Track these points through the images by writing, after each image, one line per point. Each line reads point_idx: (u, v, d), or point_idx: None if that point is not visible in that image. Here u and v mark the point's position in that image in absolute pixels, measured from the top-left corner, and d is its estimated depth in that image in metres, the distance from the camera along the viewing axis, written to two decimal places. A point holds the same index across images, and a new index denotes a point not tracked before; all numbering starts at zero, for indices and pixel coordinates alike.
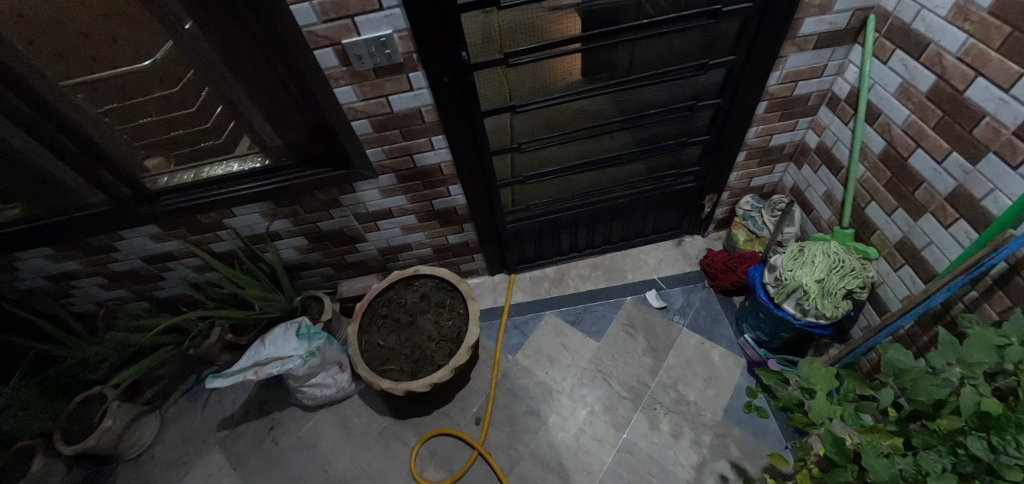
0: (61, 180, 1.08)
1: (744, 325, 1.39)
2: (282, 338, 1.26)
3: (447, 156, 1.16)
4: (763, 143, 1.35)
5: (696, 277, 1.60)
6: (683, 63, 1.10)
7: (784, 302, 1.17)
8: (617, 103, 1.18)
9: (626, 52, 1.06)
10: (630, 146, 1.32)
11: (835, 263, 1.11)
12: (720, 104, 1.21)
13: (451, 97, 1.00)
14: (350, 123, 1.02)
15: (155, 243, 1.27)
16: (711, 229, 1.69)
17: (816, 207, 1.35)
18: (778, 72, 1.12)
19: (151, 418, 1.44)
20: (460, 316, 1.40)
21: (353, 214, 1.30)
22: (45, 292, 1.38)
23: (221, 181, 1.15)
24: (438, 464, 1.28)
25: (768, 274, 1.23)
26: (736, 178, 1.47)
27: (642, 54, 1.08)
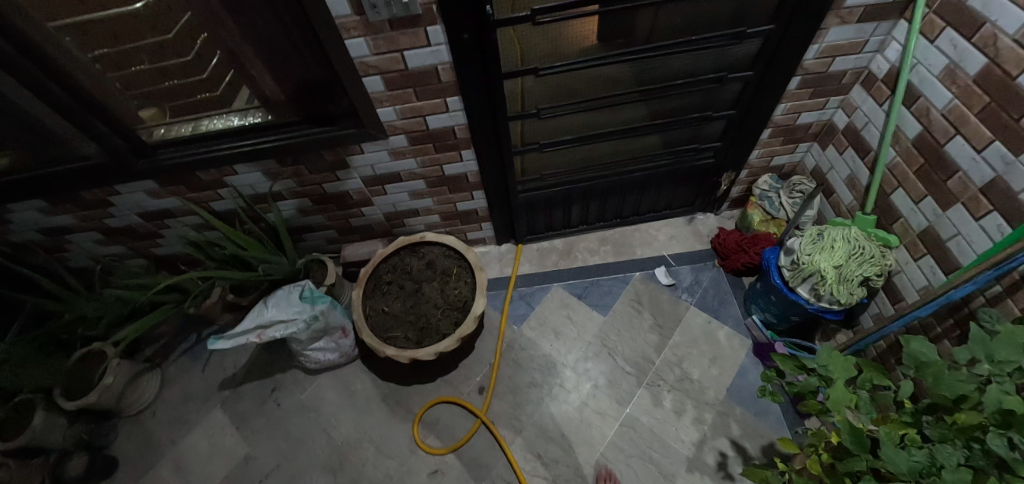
0: (50, 127, 1.00)
1: (753, 306, 1.38)
2: (285, 300, 1.25)
3: (460, 119, 1.10)
4: (790, 121, 1.29)
5: (707, 256, 1.58)
6: (717, 32, 1.02)
7: (799, 286, 1.15)
8: (638, 73, 1.11)
9: (654, 17, 0.97)
10: (648, 119, 1.26)
11: (854, 250, 1.10)
12: (750, 77, 1.15)
13: (469, 56, 0.93)
14: (361, 80, 0.95)
15: (153, 200, 1.20)
16: (725, 207, 1.66)
17: (837, 191, 1.31)
18: (817, 45, 1.06)
19: (152, 376, 1.43)
20: (466, 286, 1.38)
21: (360, 177, 1.24)
22: (38, 246, 1.33)
23: (220, 136, 1.09)
24: (440, 431, 1.30)
25: (784, 256, 1.21)
26: (758, 156, 1.42)
27: (671, 20, 0.99)
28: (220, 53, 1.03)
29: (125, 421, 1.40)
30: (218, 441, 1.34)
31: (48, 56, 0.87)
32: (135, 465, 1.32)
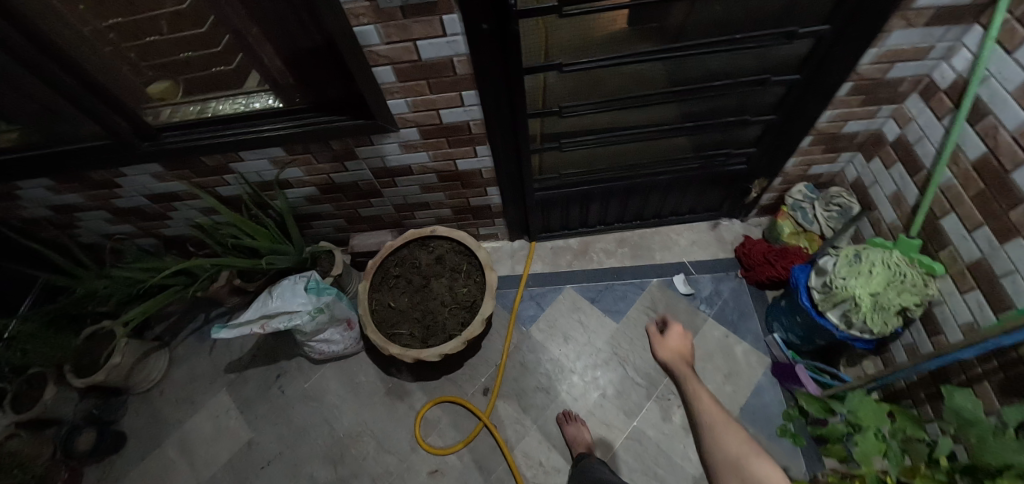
0: (53, 105, 0.97)
1: (774, 323, 1.31)
2: (289, 291, 1.22)
3: (476, 113, 1.03)
4: (834, 129, 1.19)
5: (729, 265, 1.50)
6: (764, 30, 0.92)
7: (828, 311, 1.08)
8: (673, 72, 1.02)
9: (693, 12, 0.88)
10: (679, 120, 1.17)
11: (893, 277, 1.02)
12: (797, 81, 1.04)
13: (488, 49, 0.85)
14: (371, 70, 0.89)
15: (159, 183, 1.17)
16: (752, 214, 1.56)
17: (879, 208, 1.22)
18: (876, 49, 0.95)
19: (160, 355, 1.44)
20: (476, 285, 1.34)
21: (369, 168, 1.19)
22: (48, 222, 1.32)
23: (226, 121, 1.04)
24: (442, 431, 1.28)
25: (816, 277, 1.13)
26: (795, 164, 1.32)
27: (712, 15, 0.89)
28: (227, 33, 0.97)
29: (134, 398, 1.42)
30: (223, 424, 1.35)
31: (46, 34, 0.82)
32: (143, 442, 1.35)
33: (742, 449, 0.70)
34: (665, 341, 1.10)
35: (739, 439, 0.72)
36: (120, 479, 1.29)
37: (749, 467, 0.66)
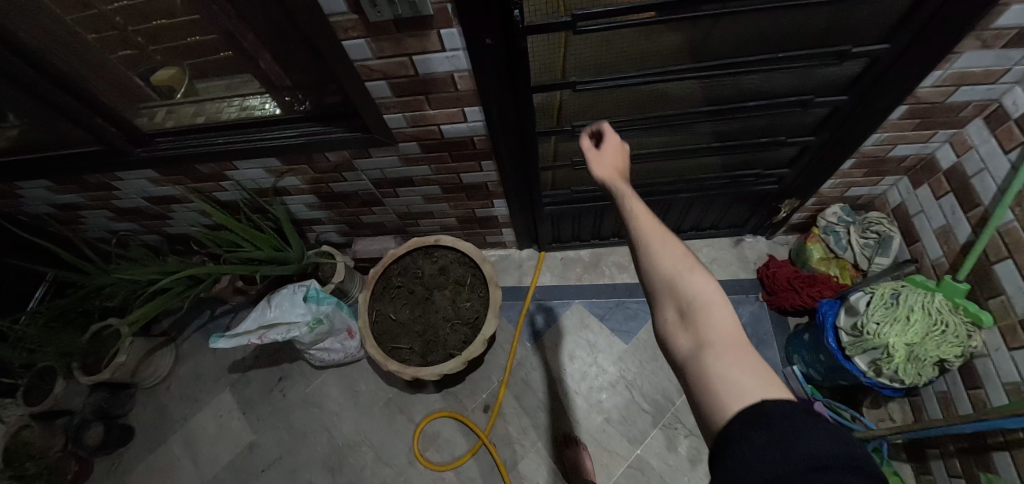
0: (43, 111, 0.93)
1: (794, 356, 1.23)
2: (288, 301, 1.18)
3: (482, 129, 0.95)
4: (879, 153, 1.07)
5: (750, 287, 1.41)
6: (812, 48, 0.81)
7: (856, 356, 1.00)
8: (705, 90, 0.92)
9: (727, 28, 0.78)
10: (707, 139, 1.08)
11: (932, 327, 0.93)
12: (844, 102, 0.94)
13: (494, 66, 0.77)
14: (365, 84, 0.82)
15: (155, 187, 1.14)
16: (779, 232, 1.46)
17: (923, 241, 1.11)
18: (940, 71, 0.82)
19: (167, 351, 1.45)
20: (480, 300, 1.29)
21: (369, 178, 1.13)
22: (53, 218, 1.32)
23: (220, 127, 1.01)
24: (440, 446, 1.27)
25: (845, 317, 1.04)
26: (831, 186, 1.21)
27: (748, 30, 0.79)
28: (215, 33, 0.91)
29: (141, 392, 1.44)
30: (226, 424, 1.37)
31: None
32: (150, 436, 1.37)
33: (672, 262, 0.52)
34: (598, 154, 0.67)
35: (670, 248, 0.53)
36: (127, 472, 1.33)
37: (683, 289, 0.50)
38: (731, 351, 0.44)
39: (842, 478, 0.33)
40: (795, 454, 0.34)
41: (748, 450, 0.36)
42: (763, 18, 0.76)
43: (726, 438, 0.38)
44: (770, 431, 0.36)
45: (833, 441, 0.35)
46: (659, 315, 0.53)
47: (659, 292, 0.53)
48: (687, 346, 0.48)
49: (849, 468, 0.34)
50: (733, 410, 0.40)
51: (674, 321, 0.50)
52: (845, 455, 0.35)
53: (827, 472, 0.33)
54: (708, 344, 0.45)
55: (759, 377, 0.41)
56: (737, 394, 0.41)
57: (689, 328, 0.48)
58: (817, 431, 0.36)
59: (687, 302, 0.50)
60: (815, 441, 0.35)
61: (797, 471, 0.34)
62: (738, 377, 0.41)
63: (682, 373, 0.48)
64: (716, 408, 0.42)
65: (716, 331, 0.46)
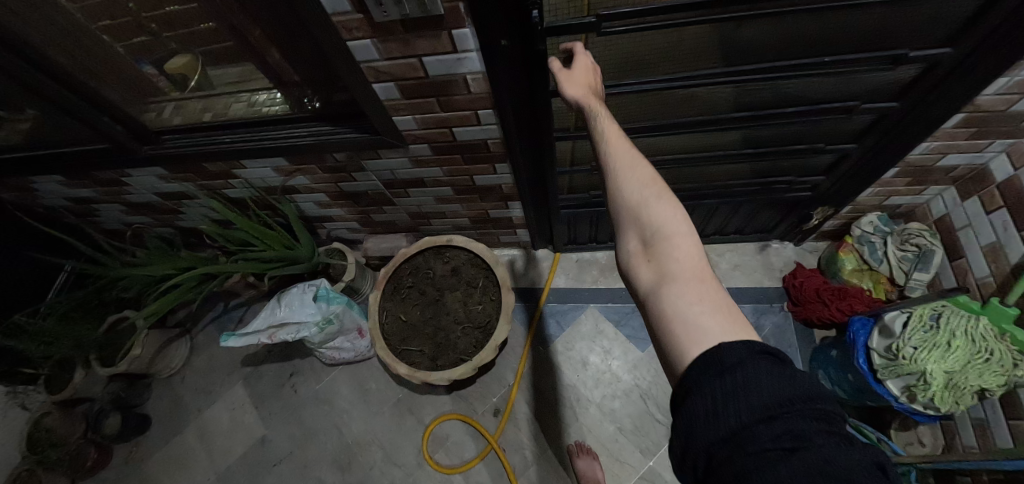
0: (51, 108, 0.92)
1: (819, 372, 1.18)
2: (298, 301, 1.16)
3: (496, 132, 0.90)
4: (926, 162, 0.99)
5: (774, 297, 1.34)
6: (863, 53, 0.74)
7: (889, 380, 0.94)
8: (739, 95, 0.86)
9: (767, 29, 0.71)
10: (737, 145, 1.02)
11: (975, 354, 0.86)
12: (894, 109, 0.86)
13: (509, 70, 0.71)
14: (372, 86, 0.77)
15: (165, 184, 1.13)
16: (808, 239, 1.38)
17: (969, 257, 1.03)
18: (1007, 78, 0.74)
19: (182, 343, 1.46)
20: (491, 303, 1.25)
21: (379, 179, 1.09)
22: (68, 210, 1.32)
23: (228, 126, 0.98)
24: (449, 449, 1.26)
25: (879, 337, 0.98)
26: (870, 194, 1.13)
27: (789, 31, 0.72)
28: (218, 27, 0.87)
29: (157, 382, 1.47)
30: (239, 417, 1.38)
31: None
32: (165, 426, 1.40)
33: (642, 194, 0.53)
34: (571, 78, 0.66)
35: (641, 178, 0.54)
36: (145, 460, 1.36)
37: (649, 214, 0.52)
38: (692, 284, 0.47)
39: (796, 424, 0.34)
40: (752, 405, 0.36)
41: (709, 403, 0.37)
42: (807, 19, 0.69)
43: (688, 383, 0.40)
44: (731, 379, 0.37)
45: (788, 387, 0.37)
46: (624, 243, 0.55)
47: (625, 222, 0.55)
48: (649, 276, 0.50)
49: (803, 412, 0.36)
50: (693, 350, 0.42)
51: (637, 250, 0.53)
52: (800, 401, 0.36)
53: (782, 420, 0.35)
54: (670, 276, 0.48)
55: (720, 316, 0.43)
56: (694, 329, 0.43)
57: (651, 257, 0.51)
58: (774, 376, 0.37)
59: (652, 232, 0.52)
60: (776, 384, 0.36)
61: (757, 420, 0.35)
62: (698, 313, 0.43)
63: (643, 301, 0.51)
64: (677, 343, 0.44)
65: (676, 260, 0.49)
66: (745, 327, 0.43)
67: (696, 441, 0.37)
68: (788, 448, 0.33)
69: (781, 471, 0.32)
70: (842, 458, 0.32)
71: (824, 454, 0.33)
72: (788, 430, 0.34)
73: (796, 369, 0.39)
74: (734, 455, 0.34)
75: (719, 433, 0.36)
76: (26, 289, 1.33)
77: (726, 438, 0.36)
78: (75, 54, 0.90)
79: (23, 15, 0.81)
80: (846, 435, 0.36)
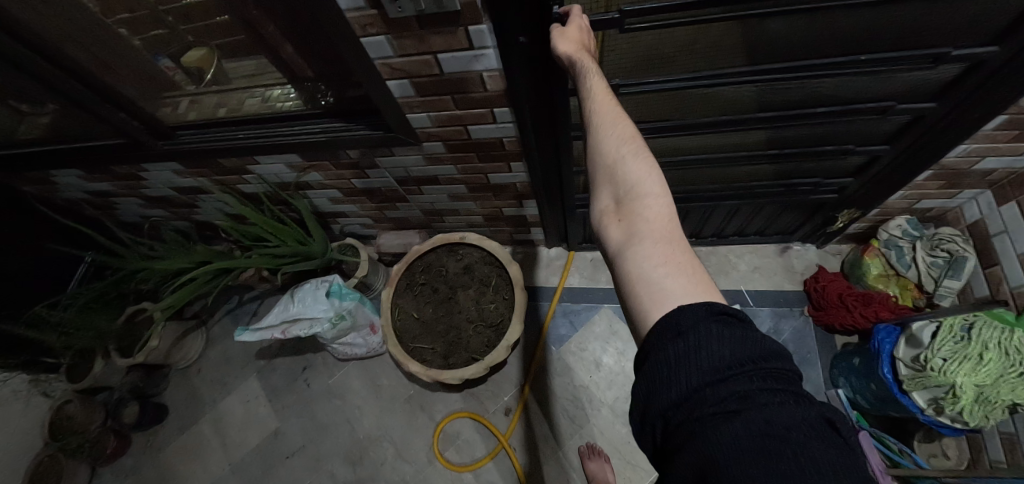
0: (68, 104, 0.93)
1: (841, 379, 1.15)
2: (311, 297, 1.16)
3: (511, 130, 0.88)
4: (962, 165, 0.94)
5: (795, 300, 1.31)
6: (901, 52, 0.70)
7: (914, 391, 0.91)
8: (765, 95, 0.83)
9: (800, 27, 0.68)
10: (762, 145, 0.99)
11: (1009, 367, 0.83)
12: (931, 110, 0.82)
13: (526, 67, 0.69)
14: (386, 83, 0.76)
15: (180, 179, 1.14)
16: (832, 241, 1.34)
17: (1004, 265, 0.99)
18: None
19: (198, 335, 1.48)
20: (504, 302, 1.24)
21: (393, 176, 1.08)
22: (89, 203, 1.34)
23: (241, 121, 0.98)
24: (460, 447, 1.26)
25: (904, 347, 0.95)
26: (900, 197, 1.09)
27: (824, 29, 0.68)
28: (232, 22, 0.86)
29: (174, 373, 1.49)
30: (253, 409, 1.40)
31: None
32: (183, 416, 1.43)
33: (619, 150, 0.53)
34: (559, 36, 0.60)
35: (620, 134, 0.53)
36: (164, 448, 1.40)
37: (623, 171, 0.52)
38: (659, 245, 0.46)
39: (742, 385, 0.34)
40: (702, 369, 0.35)
41: (662, 368, 0.37)
42: (844, 16, 0.66)
43: (646, 348, 0.40)
44: (683, 342, 0.37)
45: (740, 349, 0.36)
46: (596, 200, 0.55)
47: (600, 179, 0.55)
48: (618, 235, 0.50)
49: (753, 373, 0.35)
50: (652, 309, 0.42)
51: (608, 207, 0.53)
52: (751, 363, 0.35)
53: (731, 382, 0.34)
54: (637, 234, 0.48)
55: (683, 277, 0.43)
56: (658, 289, 0.43)
57: (621, 215, 0.51)
58: (726, 338, 0.36)
59: (626, 190, 0.51)
60: (724, 346, 0.36)
61: (704, 382, 0.35)
62: (662, 274, 0.43)
63: (609, 259, 0.51)
64: (640, 303, 0.44)
65: (646, 218, 0.48)
66: (708, 290, 0.43)
67: (651, 407, 0.37)
68: (733, 410, 0.33)
69: (725, 432, 0.31)
70: (787, 418, 0.32)
71: (767, 414, 0.32)
72: (736, 391, 0.33)
73: (749, 329, 0.38)
74: (684, 420, 0.34)
75: (672, 398, 0.35)
76: (48, 280, 1.36)
77: (679, 402, 0.35)
78: (92, 49, 0.90)
79: (41, 11, 0.81)
80: (798, 392, 0.35)
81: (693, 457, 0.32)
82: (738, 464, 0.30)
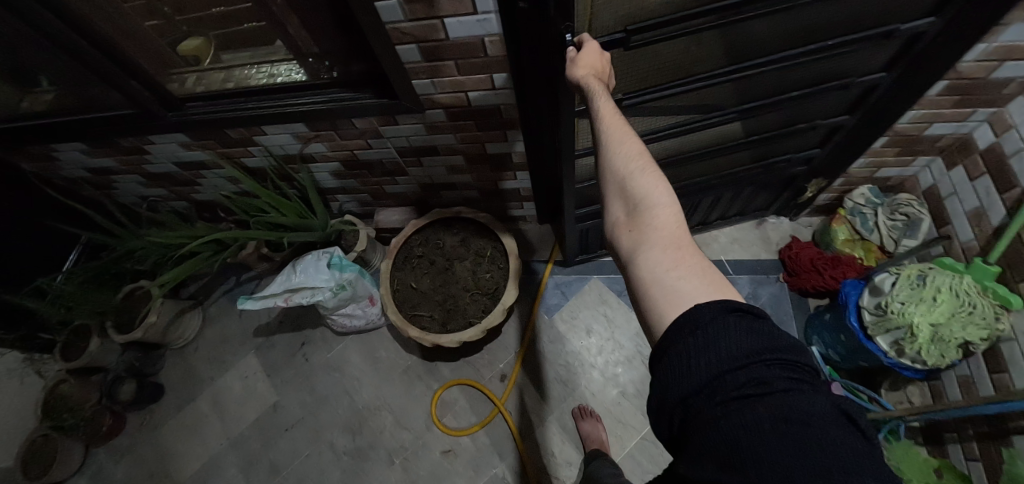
0: (79, 74, 0.96)
1: (814, 336, 1.24)
2: (313, 267, 1.20)
3: (509, 97, 0.94)
4: (914, 131, 1.04)
5: (771, 268, 1.40)
6: (854, 34, 0.80)
7: (878, 336, 0.99)
8: (740, 91, 0.93)
9: (774, 23, 0.76)
10: (737, 135, 1.08)
11: (960, 307, 0.91)
12: (882, 81, 0.93)
13: (527, 36, 0.73)
14: (395, 48, 0.81)
15: (186, 152, 1.18)
16: (804, 213, 1.44)
17: (955, 223, 1.08)
18: (986, 44, 0.80)
19: (194, 314, 1.50)
20: (499, 271, 1.29)
21: (394, 146, 1.13)
22: (87, 182, 1.37)
23: (248, 92, 1.03)
24: (457, 412, 1.30)
25: (869, 296, 1.03)
26: (862, 165, 1.19)
27: (791, 23, 0.77)
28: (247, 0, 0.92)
29: (170, 353, 1.50)
30: (251, 385, 1.42)
31: None
32: (178, 394, 1.44)
33: (629, 166, 0.58)
34: (576, 61, 0.64)
35: (629, 152, 0.58)
36: (160, 426, 1.41)
37: (633, 187, 0.57)
38: (669, 251, 0.51)
39: (759, 372, 0.37)
40: (721, 357, 0.39)
41: (683, 359, 0.40)
42: (810, 11, 0.74)
43: (667, 340, 0.43)
44: (702, 336, 0.40)
45: (756, 342, 0.39)
46: (611, 213, 0.60)
47: (613, 194, 0.60)
48: (631, 242, 0.56)
49: (768, 362, 0.38)
50: (665, 304, 0.47)
51: (622, 220, 0.58)
52: (766, 352, 0.39)
53: (749, 369, 0.38)
54: (647, 242, 0.53)
55: (693, 278, 0.47)
56: (669, 287, 0.48)
57: (633, 225, 0.56)
58: (743, 332, 0.40)
59: (637, 204, 0.56)
60: (742, 339, 0.39)
61: (724, 372, 0.38)
62: (673, 276, 0.48)
63: (624, 265, 0.57)
64: (656, 303, 0.49)
65: (656, 227, 0.54)
66: (715, 285, 0.47)
67: (671, 394, 0.41)
68: (751, 395, 0.36)
69: (746, 416, 0.35)
70: (802, 402, 0.35)
71: (786, 399, 0.36)
72: (752, 377, 0.37)
73: (764, 322, 0.42)
74: (704, 405, 0.38)
75: (691, 387, 0.39)
76: (44, 256, 1.37)
77: (699, 389, 0.39)
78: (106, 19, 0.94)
79: None
80: (810, 382, 0.39)
81: (714, 438, 0.36)
82: (761, 443, 0.33)
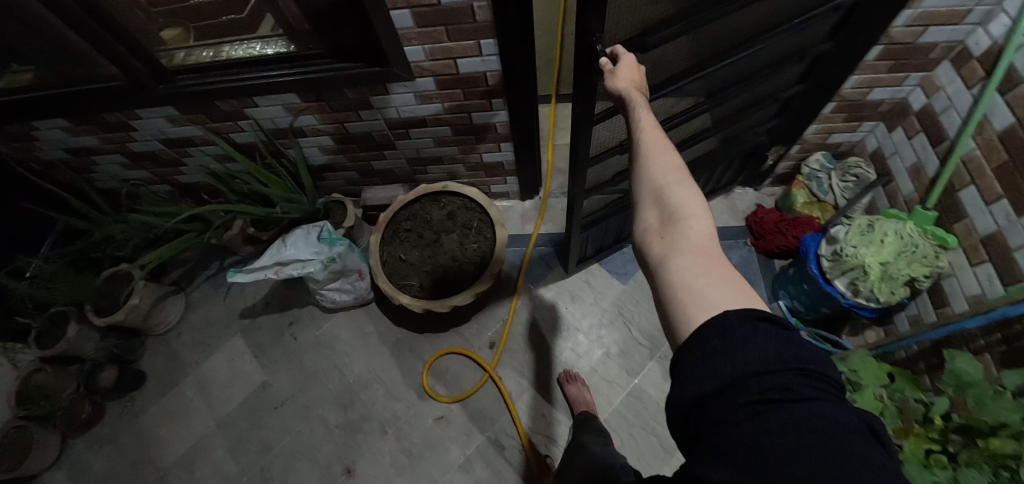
0: (66, 47, 0.96)
1: (780, 291, 1.33)
2: (303, 240, 1.22)
3: (494, 64, 1.00)
4: (857, 96, 1.16)
5: (739, 234, 1.49)
6: (811, 10, 0.89)
7: (836, 278, 1.08)
8: (707, 85, 0.99)
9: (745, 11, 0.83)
10: (705, 127, 1.15)
11: (905, 247, 1.01)
12: (828, 50, 1.03)
13: None
14: (390, 12, 0.86)
15: (174, 127, 1.19)
16: (767, 183, 1.55)
17: (898, 180, 1.19)
18: (910, 10, 0.90)
19: (177, 299, 1.48)
20: (485, 241, 1.34)
21: (383, 118, 1.18)
22: (66, 165, 1.35)
23: (240, 64, 1.06)
24: (448, 380, 1.33)
25: (826, 245, 1.12)
26: (814, 131, 1.30)
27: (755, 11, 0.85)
28: None
29: (152, 340, 1.48)
30: (238, 366, 1.41)
31: None
32: (161, 381, 1.42)
33: (666, 177, 0.54)
34: (614, 72, 0.64)
35: (667, 164, 0.55)
36: (142, 412, 1.38)
37: (669, 195, 0.52)
38: (700, 260, 0.46)
39: (785, 378, 0.34)
40: (745, 359, 0.35)
41: (702, 359, 0.37)
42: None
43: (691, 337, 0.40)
44: (725, 338, 0.37)
45: (784, 350, 0.36)
46: (641, 221, 0.55)
47: (645, 203, 0.55)
48: (660, 250, 0.49)
49: (794, 367, 0.35)
50: (692, 308, 0.42)
51: (652, 228, 0.52)
52: (793, 359, 0.35)
53: (775, 374, 0.34)
54: (678, 250, 0.47)
55: (726, 287, 0.42)
56: (700, 299, 0.42)
57: (665, 233, 0.50)
58: (768, 337, 0.37)
59: (671, 212, 0.51)
60: (770, 345, 0.36)
61: (746, 373, 0.35)
62: (704, 284, 0.43)
63: (649, 276, 0.50)
64: (682, 309, 0.43)
65: (691, 236, 0.48)
66: (749, 298, 0.42)
67: (685, 392, 0.38)
68: (776, 399, 0.33)
69: (768, 421, 0.32)
70: (831, 413, 0.32)
71: (814, 407, 0.32)
72: (779, 382, 0.34)
73: (796, 335, 0.38)
74: (721, 405, 0.35)
75: (709, 387, 0.36)
76: None
77: (718, 390, 0.36)
78: None
79: None
80: (836, 396, 0.36)
81: (729, 439, 0.33)
82: (783, 448, 0.30)
